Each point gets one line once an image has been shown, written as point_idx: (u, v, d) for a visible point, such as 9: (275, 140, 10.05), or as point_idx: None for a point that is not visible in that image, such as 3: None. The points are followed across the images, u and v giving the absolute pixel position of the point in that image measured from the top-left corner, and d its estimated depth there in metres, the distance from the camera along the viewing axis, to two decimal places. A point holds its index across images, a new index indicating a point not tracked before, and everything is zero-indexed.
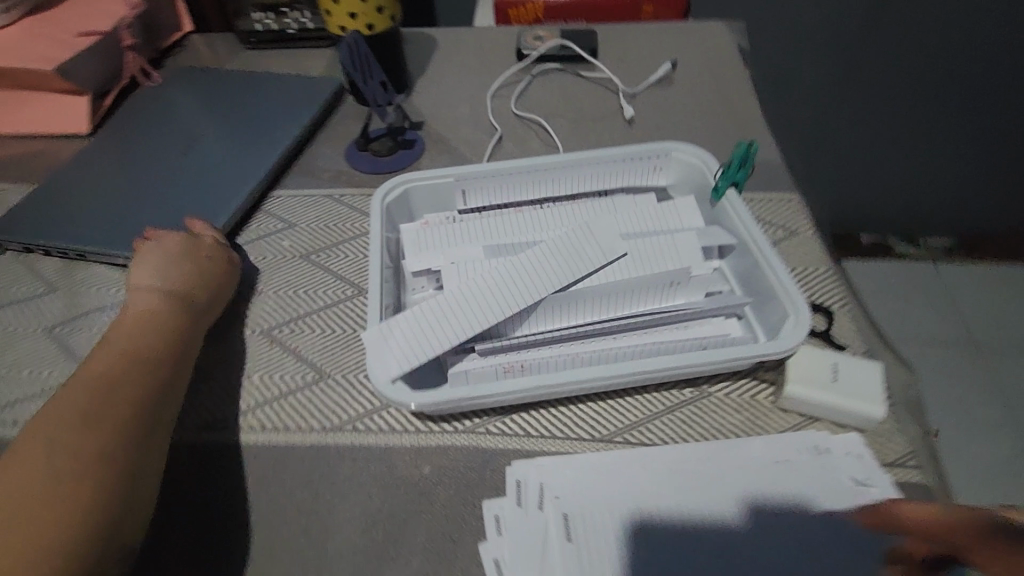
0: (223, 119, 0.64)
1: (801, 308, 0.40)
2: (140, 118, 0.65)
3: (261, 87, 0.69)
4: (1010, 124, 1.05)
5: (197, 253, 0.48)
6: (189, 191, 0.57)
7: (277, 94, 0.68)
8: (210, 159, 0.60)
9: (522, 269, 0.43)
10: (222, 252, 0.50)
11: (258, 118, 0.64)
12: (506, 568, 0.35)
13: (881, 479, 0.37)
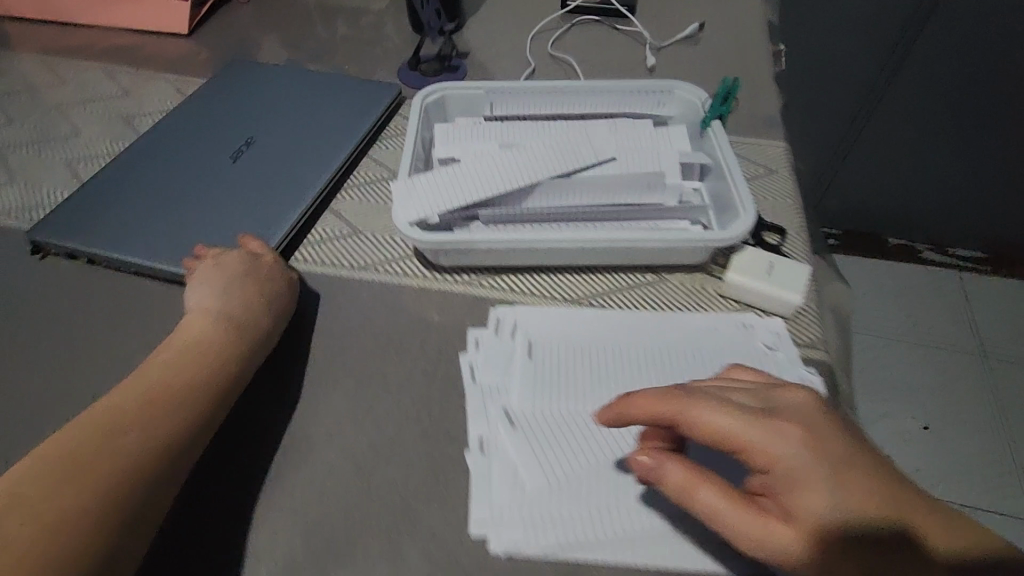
0: (293, 114, 0.63)
1: (749, 214, 0.49)
2: (213, 106, 0.64)
3: (336, 83, 0.67)
4: (1000, 125, 1.20)
5: (254, 272, 0.47)
6: (249, 190, 0.56)
7: (346, 92, 0.66)
8: (274, 158, 0.59)
9: (528, 158, 0.53)
10: (278, 277, 0.48)
11: (326, 117, 0.63)
12: (477, 372, 0.45)
13: (790, 350, 0.45)
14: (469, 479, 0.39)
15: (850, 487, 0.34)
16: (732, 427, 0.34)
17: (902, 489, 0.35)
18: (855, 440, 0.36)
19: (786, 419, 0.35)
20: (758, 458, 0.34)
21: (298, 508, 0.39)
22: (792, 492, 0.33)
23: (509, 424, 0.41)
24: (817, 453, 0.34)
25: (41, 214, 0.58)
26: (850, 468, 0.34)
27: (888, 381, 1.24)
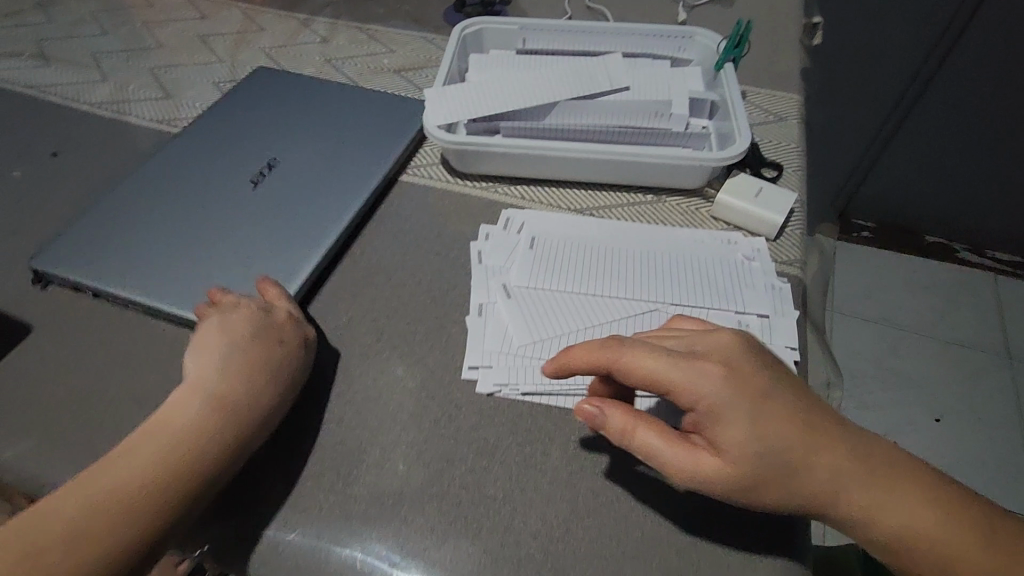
0: (324, 131, 0.58)
1: (744, 140, 0.54)
2: (249, 117, 0.59)
3: (370, 99, 0.62)
4: None
5: (265, 334, 0.42)
6: (267, 228, 0.50)
7: (387, 112, 0.60)
8: (300, 185, 0.53)
9: (549, 82, 0.58)
10: (291, 342, 0.42)
11: (364, 138, 0.58)
12: (484, 257, 0.51)
13: (767, 262, 0.50)
14: (466, 336, 0.46)
15: (773, 415, 0.35)
16: (659, 373, 0.36)
17: (822, 412, 0.37)
18: (775, 373, 0.37)
19: (710, 360, 0.37)
20: (685, 399, 0.36)
21: (316, 386, 0.44)
22: (719, 426, 0.35)
23: (506, 296, 0.47)
24: (739, 387, 0.36)
25: (124, 108, 0.67)
26: (771, 398, 0.36)
27: (905, 371, 1.24)
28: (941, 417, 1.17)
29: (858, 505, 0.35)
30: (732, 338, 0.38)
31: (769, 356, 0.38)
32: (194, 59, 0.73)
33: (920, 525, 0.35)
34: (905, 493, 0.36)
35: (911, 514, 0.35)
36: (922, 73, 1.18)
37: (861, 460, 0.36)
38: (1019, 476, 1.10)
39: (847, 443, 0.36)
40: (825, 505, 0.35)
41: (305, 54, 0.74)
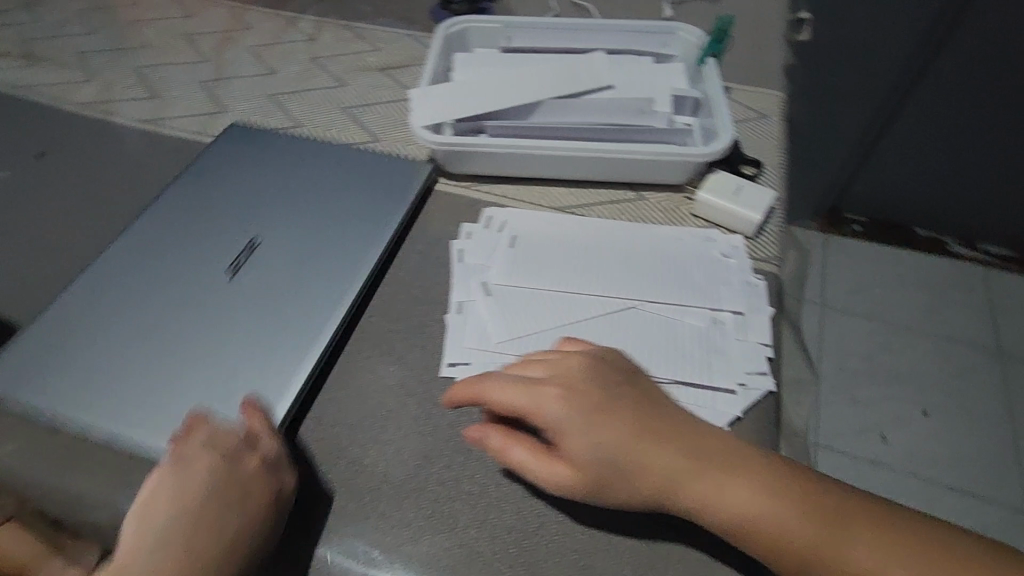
0: (315, 205, 0.52)
1: (725, 139, 0.55)
2: (231, 186, 0.53)
3: (363, 161, 0.56)
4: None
5: (237, 485, 0.36)
6: (248, 333, 0.44)
7: (384, 181, 0.55)
8: (283, 259, 0.48)
9: (532, 80, 0.59)
10: (268, 492, 0.36)
11: (358, 209, 0.52)
12: (464, 256, 0.52)
13: (742, 258, 0.51)
14: (445, 333, 0.47)
15: (615, 422, 0.37)
16: (509, 394, 0.38)
17: (666, 412, 0.38)
18: (619, 383, 0.39)
19: (555, 375, 0.39)
20: (532, 416, 0.37)
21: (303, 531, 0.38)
22: (564, 439, 0.37)
23: (485, 294, 0.48)
24: (580, 399, 0.37)
25: (110, 108, 0.67)
26: (610, 405, 0.37)
27: (894, 365, 1.25)
28: (929, 411, 1.19)
29: (707, 495, 0.35)
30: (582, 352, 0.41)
31: (617, 364, 0.40)
32: (180, 58, 0.74)
33: (779, 513, 0.35)
34: (763, 481, 0.36)
35: (766, 500, 0.35)
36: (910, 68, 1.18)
37: (707, 453, 0.36)
38: (1003, 468, 1.11)
39: (693, 439, 0.37)
40: (677, 502, 0.35)
41: (291, 53, 0.74)
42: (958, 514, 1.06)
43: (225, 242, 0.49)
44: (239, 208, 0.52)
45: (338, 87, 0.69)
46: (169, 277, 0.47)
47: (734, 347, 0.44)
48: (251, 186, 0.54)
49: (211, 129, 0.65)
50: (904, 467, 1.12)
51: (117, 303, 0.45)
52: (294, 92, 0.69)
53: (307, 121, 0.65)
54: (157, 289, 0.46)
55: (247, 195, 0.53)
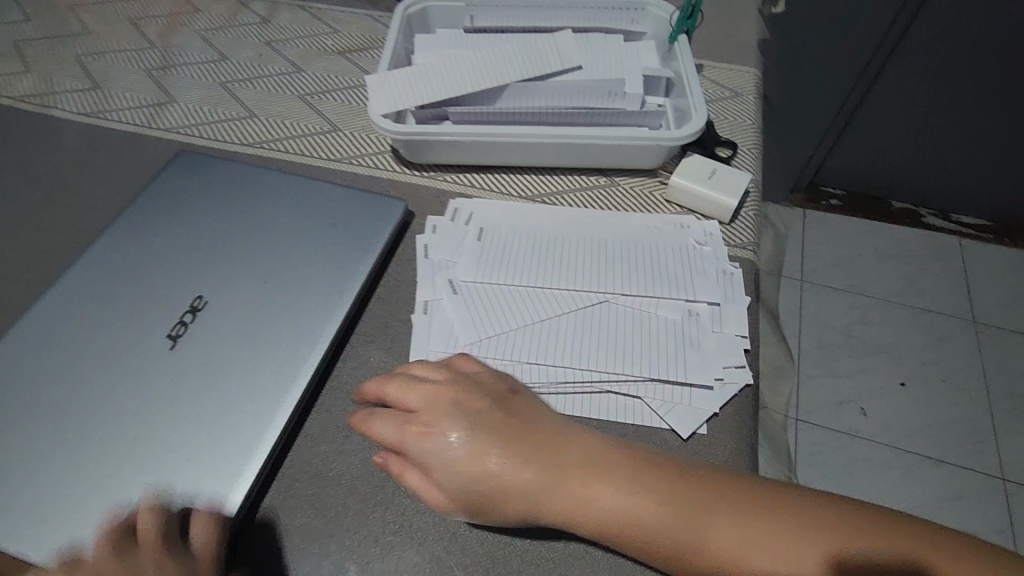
0: (272, 246, 0.46)
1: (698, 120, 0.52)
2: (176, 221, 0.47)
3: (325, 193, 0.50)
4: (1000, 82, 1.17)
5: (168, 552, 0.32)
6: (200, 408, 0.38)
7: (352, 217, 0.49)
8: (232, 290, 0.44)
9: (497, 63, 0.56)
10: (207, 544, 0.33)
11: (321, 248, 0.47)
12: (430, 251, 0.49)
13: (717, 245, 0.49)
14: (412, 335, 0.45)
15: (479, 440, 0.35)
16: (383, 423, 0.37)
17: (530, 421, 0.37)
18: (473, 402, 0.37)
19: (416, 397, 0.37)
20: (405, 443, 0.36)
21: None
22: (435, 469, 0.35)
23: (452, 292, 0.46)
24: (447, 421, 0.36)
25: (49, 101, 0.63)
26: (475, 423, 0.36)
27: (872, 338, 1.26)
28: (906, 381, 1.20)
29: (574, 502, 0.34)
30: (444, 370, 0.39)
31: (480, 378, 0.39)
32: (123, 45, 0.69)
33: (647, 512, 0.34)
34: (629, 480, 0.35)
35: (634, 501, 0.34)
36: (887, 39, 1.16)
37: (571, 460, 0.35)
38: (978, 436, 1.14)
39: (553, 447, 0.36)
40: (548, 516, 0.35)
41: (243, 37, 0.70)
42: (934, 482, 1.08)
43: (171, 243, 0.46)
44: (185, 206, 0.48)
45: (294, 73, 0.66)
46: (111, 281, 0.44)
47: (710, 340, 0.43)
48: (198, 182, 0.50)
49: (158, 121, 0.61)
50: (882, 438, 1.13)
51: (53, 312, 0.42)
52: (247, 79, 0.65)
53: (261, 110, 0.62)
54: (96, 296, 0.43)
55: (194, 192, 0.49)
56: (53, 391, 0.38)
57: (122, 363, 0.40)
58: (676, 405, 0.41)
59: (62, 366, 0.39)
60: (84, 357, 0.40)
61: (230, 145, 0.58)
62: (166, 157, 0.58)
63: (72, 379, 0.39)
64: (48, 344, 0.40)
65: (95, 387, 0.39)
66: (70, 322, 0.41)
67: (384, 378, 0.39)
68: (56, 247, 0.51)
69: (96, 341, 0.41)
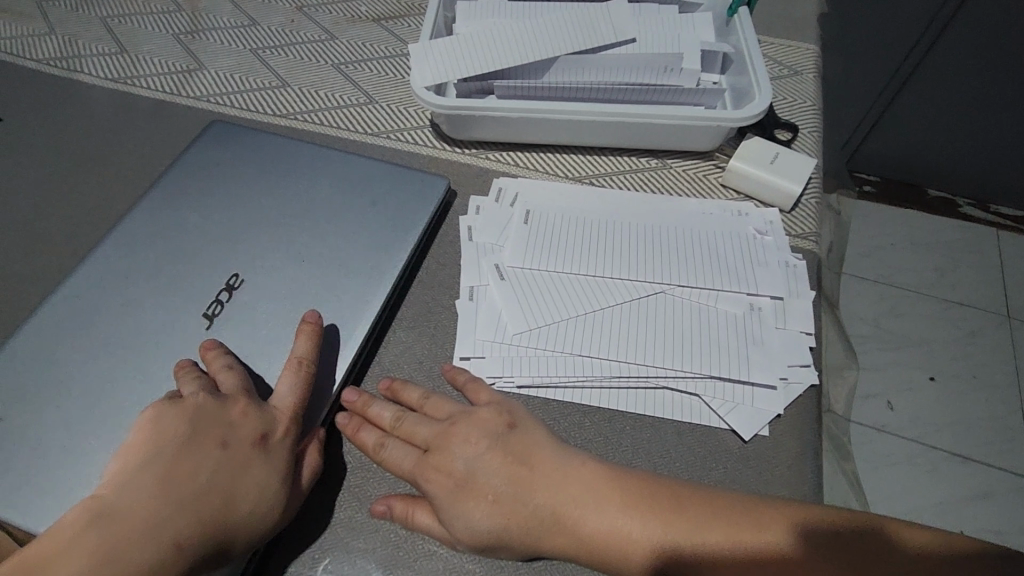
0: (310, 225, 0.44)
1: (762, 100, 0.49)
2: (212, 195, 0.45)
3: (365, 171, 0.48)
4: None
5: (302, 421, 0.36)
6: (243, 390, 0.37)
7: (391, 196, 0.46)
8: (270, 268, 0.42)
9: (546, 34, 0.52)
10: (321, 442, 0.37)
11: (361, 227, 0.44)
12: (474, 234, 0.47)
13: (779, 234, 0.46)
14: (456, 322, 0.43)
15: (488, 474, 0.34)
16: (395, 456, 0.36)
17: (533, 448, 0.35)
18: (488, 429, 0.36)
19: (427, 430, 0.36)
20: (417, 477, 0.35)
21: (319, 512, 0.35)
22: (454, 507, 0.33)
23: (499, 277, 0.43)
24: (458, 456, 0.35)
25: (74, 64, 0.60)
26: (487, 455, 0.35)
27: (904, 331, 1.23)
28: (937, 376, 1.17)
29: (564, 533, 0.33)
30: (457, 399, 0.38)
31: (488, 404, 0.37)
32: (150, 7, 0.66)
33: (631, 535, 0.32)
34: (623, 503, 0.33)
35: (627, 525, 0.32)
36: (943, 13, 1.11)
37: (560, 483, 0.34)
38: (1011, 434, 1.10)
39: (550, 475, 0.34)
40: (551, 549, 0.33)
41: (274, 1, 0.67)
42: (962, 480, 1.06)
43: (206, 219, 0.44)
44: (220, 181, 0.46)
45: (328, 41, 0.63)
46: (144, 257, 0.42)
47: (774, 337, 0.41)
48: (231, 154, 0.48)
49: (186, 88, 0.58)
50: (910, 433, 1.11)
51: (85, 287, 0.40)
52: (278, 46, 0.62)
53: (293, 79, 0.59)
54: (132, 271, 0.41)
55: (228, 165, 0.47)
56: (85, 369, 0.37)
57: (158, 342, 0.38)
58: (737, 404, 0.39)
59: (94, 344, 0.38)
60: (117, 335, 0.38)
61: (262, 116, 0.56)
62: (196, 127, 0.56)
63: (105, 357, 0.37)
64: (81, 320, 0.39)
65: (129, 367, 0.37)
66: (103, 299, 0.40)
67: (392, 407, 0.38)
68: (84, 218, 0.49)
69: (129, 318, 0.39)
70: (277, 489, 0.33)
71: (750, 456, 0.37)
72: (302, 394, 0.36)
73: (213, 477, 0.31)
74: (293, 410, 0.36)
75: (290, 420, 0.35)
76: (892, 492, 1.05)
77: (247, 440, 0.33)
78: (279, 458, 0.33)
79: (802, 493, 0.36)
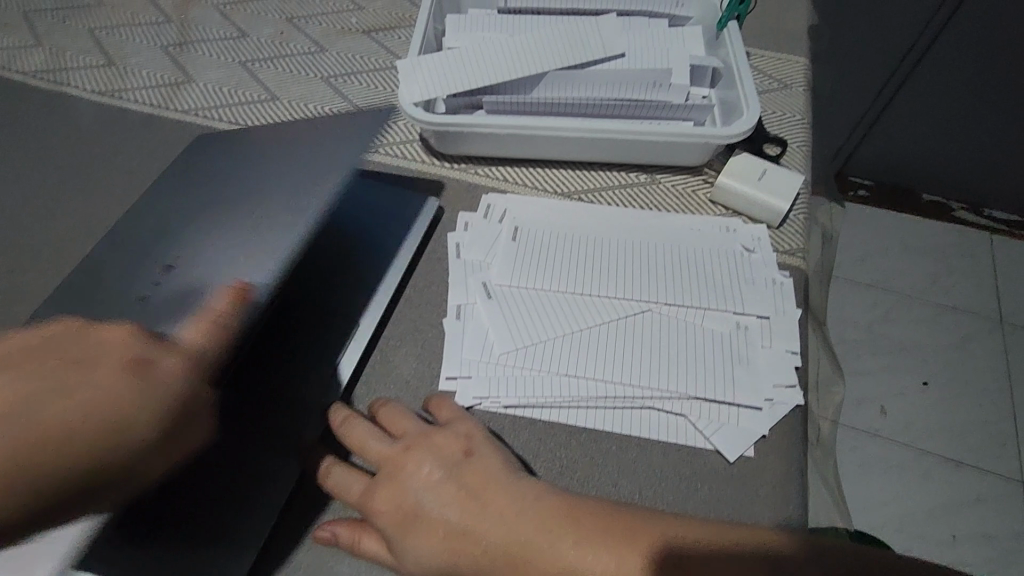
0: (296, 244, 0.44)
1: (751, 116, 0.49)
2: None
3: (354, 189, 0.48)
4: None
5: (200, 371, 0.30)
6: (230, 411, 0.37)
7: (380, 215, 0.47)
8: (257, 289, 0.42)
9: (536, 48, 0.53)
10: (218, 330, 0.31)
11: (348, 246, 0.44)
12: (462, 251, 0.47)
13: (766, 251, 0.46)
14: (443, 341, 0.43)
15: (434, 505, 0.33)
16: (343, 481, 0.36)
17: (490, 478, 0.35)
18: (445, 455, 0.36)
19: (380, 456, 0.36)
20: (362, 505, 0.35)
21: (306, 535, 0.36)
22: (397, 537, 0.33)
23: (486, 295, 0.44)
24: (405, 484, 0.35)
25: (61, 76, 0.60)
26: (432, 485, 0.34)
27: (897, 336, 1.23)
28: (929, 381, 1.17)
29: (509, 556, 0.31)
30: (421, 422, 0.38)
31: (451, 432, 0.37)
32: (139, 18, 0.66)
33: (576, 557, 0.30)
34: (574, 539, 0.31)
35: (572, 548, 0.31)
36: (935, 20, 1.11)
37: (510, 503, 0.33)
38: (1001, 439, 1.11)
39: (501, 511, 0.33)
40: None
41: (264, 12, 0.67)
42: (954, 484, 1.06)
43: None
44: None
45: (317, 54, 0.63)
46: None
47: (761, 356, 0.41)
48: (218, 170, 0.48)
49: (175, 101, 0.58)
50: (902, 438, 1.11)
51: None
52: (268, 58, 0.62)
53: (283, 92, 0.59)
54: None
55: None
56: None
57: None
58: (724, 425, 0.39)
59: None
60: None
61: (251, 130, 0.56)
62: (185, 141, 0.55)
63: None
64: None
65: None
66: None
67: (356, 426, 0.37)
68: (70, 234, 0.49)
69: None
70: (141, 415, 0.28)
71: (737, 477, 0.37)
72: (200, 339, 0.31)
73: (72, 398, 0.28)
74: (197, 352, 0.30)
75: (175, 359, 0.30)
76: (884, 497, 1.06)
77: (114, 355, 0.29)
78: (156, 382, 0.29)
79: (788, 514, 0.36)
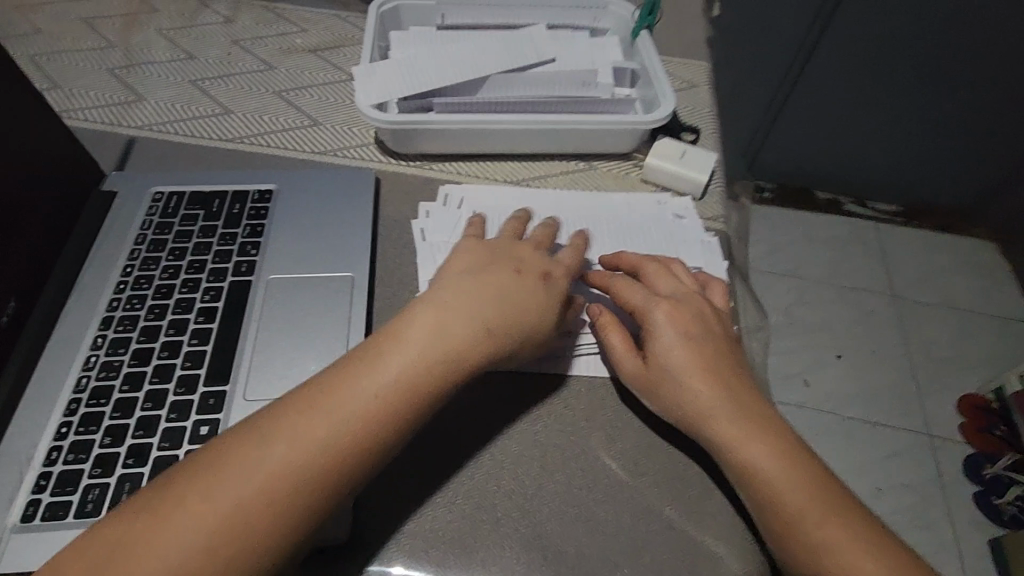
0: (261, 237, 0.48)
1: (669, 106, 0.57)
2: (167, 228, 0.48)
3: (326, 193, 0.53)
4: (902, 87, 1.30)
5: None
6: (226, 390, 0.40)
7: (348, 213, 0.51)
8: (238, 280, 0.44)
9: (476, 57, 0.58)
10: None
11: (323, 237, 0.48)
12: (427, 235, 0.51)
13: (692, 217, 0.54)
14: None
15: (669, 337, 0.42)
16: (624, 289, 0.45)
17: (736, 371, 0.41)
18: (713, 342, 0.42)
19: (552, 291, 0.43)
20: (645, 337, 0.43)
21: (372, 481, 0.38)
22: (656, 346, 0.42)
23: None
24: (467, 291, 0.40)
25: None
26: (484, 334, 0.39)
27: (811, 317, 1.37)
28: (842, 353, 1.31)
29: (702, 408, 0.39)
30: (683, 360, 0.41)
31: (655, 350, 0.42)
32: (80, 44, 0.67)
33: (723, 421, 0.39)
34: (737, 433, 0.38)
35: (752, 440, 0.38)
36: (807, 41, 1.29)
37: (729, 386, 0.40)
38: (906, 399, 1.25)
39: (689, 408, 0.40)
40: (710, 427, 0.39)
41: (208, 36, 0.69)
42: (873, 442, 1.19)
43: (162, 258, 0.46)
44: (153, 223, 0.49)
45: (267, 71, 0.66)
46: (113, 307, 0.43)
47: None
48: (119, 196, 0.50)
49: (127, 119, 0.59)
50: (824, 407, 1.23)
51: (67, 348, 0.41)
52: (218, 77, 0.65)
53: (237, 107, 0.62)
54: (108, 323, 0.42)
55: (156, 208, 0.50)
56: (108, 417, 0.38)
57: (169, 371, 0.40)
58: None
59: (105, 395, 0.39)
60: (125, 379, 0.40)
61: (209, 140, 0.58)
62: (142, 153, 0.57)
63: (121, 401, 0.39)
64: (77, 380, 0.40)
65: (153, 401, 0.39)
66: (91, 354, 0.41)
67: (676, 313, 0.43)
68: None
69: (127, 362, 0.40)
70: None
71: None
72: None
73: None
74: None
75: None
76: None
77: None
78: None
79: None
